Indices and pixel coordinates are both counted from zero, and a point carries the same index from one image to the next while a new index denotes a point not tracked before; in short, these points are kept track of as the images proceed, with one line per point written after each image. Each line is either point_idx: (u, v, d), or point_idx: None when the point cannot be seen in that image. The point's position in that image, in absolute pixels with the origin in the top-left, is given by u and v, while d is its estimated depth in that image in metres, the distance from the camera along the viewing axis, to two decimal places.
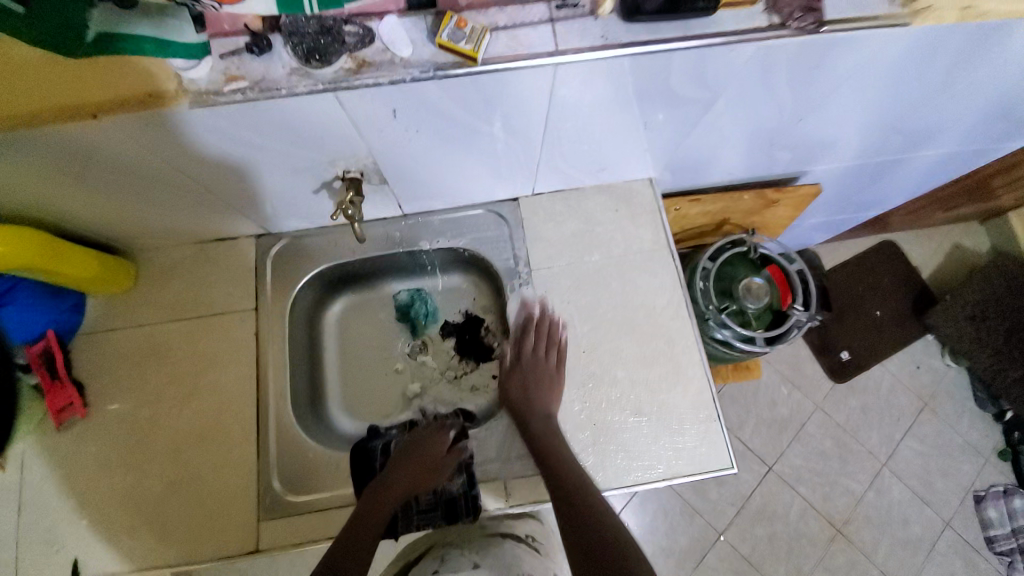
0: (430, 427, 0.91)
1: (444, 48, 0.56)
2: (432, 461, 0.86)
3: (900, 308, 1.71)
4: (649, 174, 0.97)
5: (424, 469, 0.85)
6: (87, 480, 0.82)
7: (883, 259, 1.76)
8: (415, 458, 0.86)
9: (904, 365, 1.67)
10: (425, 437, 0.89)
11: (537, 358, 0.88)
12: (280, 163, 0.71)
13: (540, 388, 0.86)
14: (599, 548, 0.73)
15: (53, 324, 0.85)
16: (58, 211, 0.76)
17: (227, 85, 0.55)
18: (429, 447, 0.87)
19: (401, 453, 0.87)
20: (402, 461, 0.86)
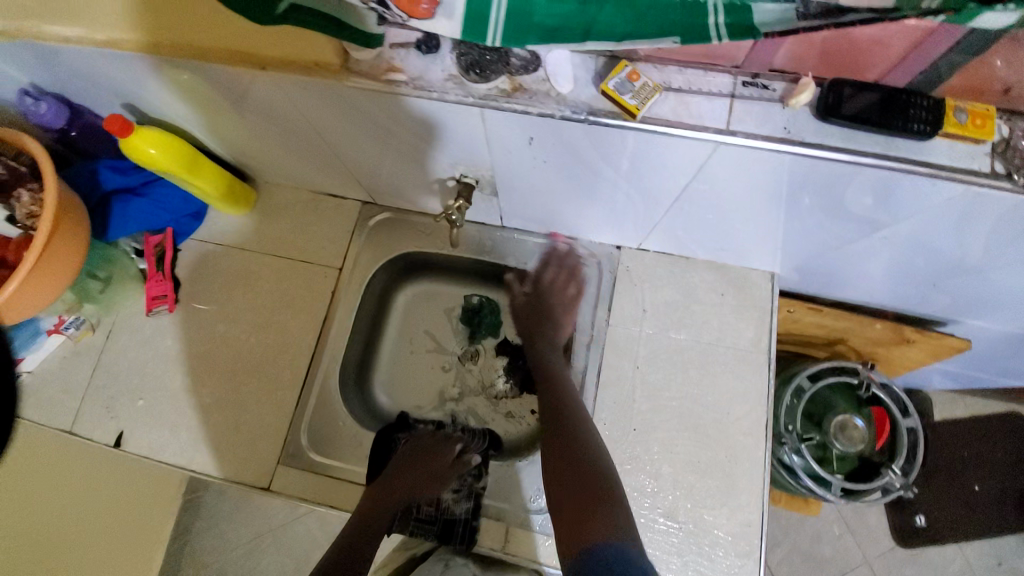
0: (438, 433, 0.92)
1: (607, 96, 0.52)
2: (434, 469, 0.86)
3: (1010, 491, 1.38)
4: (774, 268, 0.87)
5: (427, 477, 0.85)
6: (155, 366, 0.91)
7: (1009, 431, 1.41)
8: (420, 467, 0.86)
9: (987, 556, 1.35)
10: (431, 445, 0.90)
11: (551, 290, 0.90)
12: (408, 150, 0.71)
13: (558, 315, 0.88)
14: (585, 466, 0.72)
15: (175, 224, 0.93)
16: (209, 130, 0.83)
17: (386, 74, 0.55)
18: (434, 461, 0.87)
19: (405, 456, 0.87)
20: (407, 467, 0.85)
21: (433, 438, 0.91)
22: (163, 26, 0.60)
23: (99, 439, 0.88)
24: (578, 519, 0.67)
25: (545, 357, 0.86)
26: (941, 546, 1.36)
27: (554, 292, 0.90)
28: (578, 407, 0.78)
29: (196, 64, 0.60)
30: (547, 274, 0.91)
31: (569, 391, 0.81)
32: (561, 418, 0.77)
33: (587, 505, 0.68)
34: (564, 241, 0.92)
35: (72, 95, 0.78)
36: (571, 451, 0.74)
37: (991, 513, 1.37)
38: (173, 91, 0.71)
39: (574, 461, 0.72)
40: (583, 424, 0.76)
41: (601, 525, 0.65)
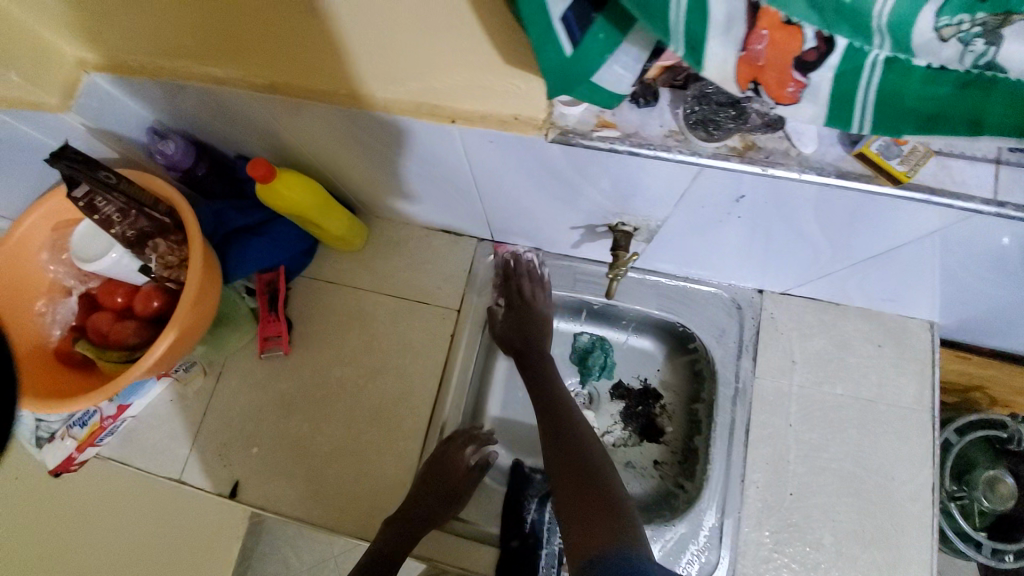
0: (470, 442, 0.83)
1: (865, 159, 0.46)
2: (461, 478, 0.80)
3: None
4: (935, 318, 0.80)
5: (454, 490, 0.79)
6: (267, 411, 0.87)
7: None
8: (446, 482, 0.79)
9: None
10: (459, 462, 0.80)
11: (525, 304, 0.87)
12: (568, 199, 0.67)
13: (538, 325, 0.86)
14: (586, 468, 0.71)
15: (287, 262, 0.88)
16: (336, 168, 0.78)
17: (597, 130, 0.51)
18: (459, 469, 0.80)
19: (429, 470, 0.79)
20: (429, 478, 0.78)
21: (454, 447, 0.82)
22: (327, 71, 0.55)
23: (211, 489, 0.84)
24: (585, 526, 0.65)
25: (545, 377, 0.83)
26: None
27: (523, 304, 0.88)
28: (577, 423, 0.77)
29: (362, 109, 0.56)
30: (506, 295, 0.88)
31: (568, 410, 0.79)
32: (559, 430, 0.76)
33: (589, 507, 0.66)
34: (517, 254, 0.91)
35: (200, 131, 0.74)
36: (569, 453, 0.73)
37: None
38: (316, 129, 0.65)
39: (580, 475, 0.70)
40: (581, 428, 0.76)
41: (607, 532, 0.63)
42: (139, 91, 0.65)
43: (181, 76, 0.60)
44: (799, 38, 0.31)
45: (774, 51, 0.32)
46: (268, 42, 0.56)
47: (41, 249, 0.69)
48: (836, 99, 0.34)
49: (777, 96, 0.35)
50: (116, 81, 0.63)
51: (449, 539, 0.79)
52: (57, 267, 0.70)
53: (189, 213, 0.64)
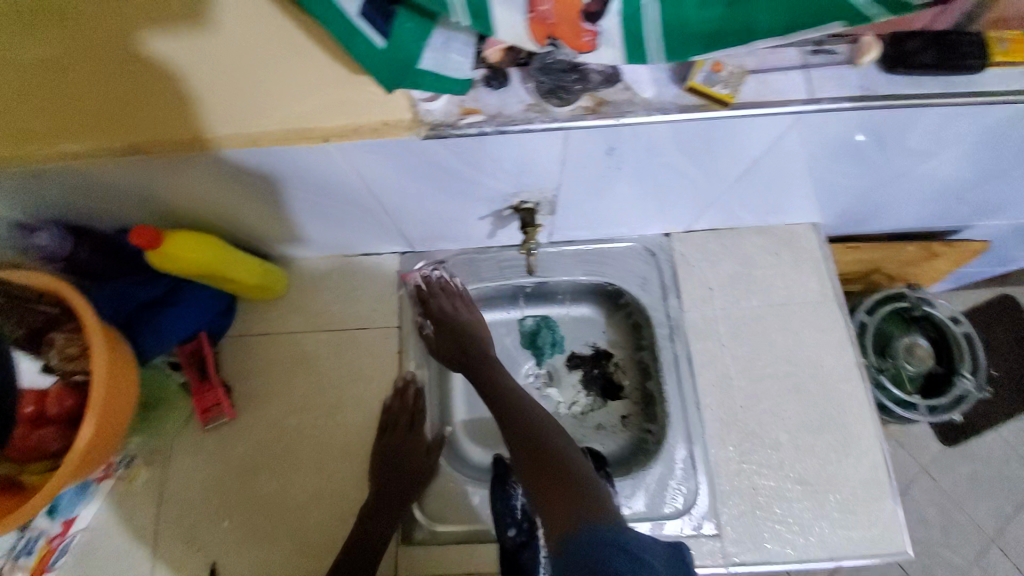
0: (411, 413, 0.84)
1: (694, 91, 0.53)
2: (416, 467, 0.82)
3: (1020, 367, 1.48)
4: (815, 218, 0.90)
5: (408, 486, 0.80)
6: (230, 481, 0.83)
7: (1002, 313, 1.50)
8: (399, 469, 0.80)
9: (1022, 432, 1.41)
10: (408, 439, 0.82)
11: (461, 309, 0.89)
12: (465, 192, 0.70)
13: (474, 332, 0.87)
14: (547, 451, 0.74)
15: (208, 326, 0.85)
16: (234, 218, 0.77)
17: (463, 118, 0.54)
18: (411, 458, 0.82)
19: (380, 463, 0.80)
20: (383, 476, 0.79)
21: (399, 427, 0.83)
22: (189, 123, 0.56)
23: None
24: (549, 501, 0.68)
25: (490, 372, 0.86)
26: (982, 436, 1.41)
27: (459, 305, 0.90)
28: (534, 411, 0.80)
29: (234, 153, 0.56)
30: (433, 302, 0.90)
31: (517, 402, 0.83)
32: (511, 416, 0.80)
33: (550, 481, 0.71)
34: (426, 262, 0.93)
35: (77, 213, 0.70)
36: (529, 441, 0.76)
37: (1016, 389, 1.45)
38: (196, 180, 0.64)
39: (537, 451, 0.74)
40: (537, 416, 0.79)
41: (571, 507, 0.66)
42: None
43: (36, 161, 0.56)
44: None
45: (559, 8, 0.38)
46: (114, 107, 0.56)
47: None
48: (631, 38, 0.40)
49: (579, 47, 0.41)
50: None
51: (420, 551, 0.79)
52: None
53: (76, 296, 0.61)
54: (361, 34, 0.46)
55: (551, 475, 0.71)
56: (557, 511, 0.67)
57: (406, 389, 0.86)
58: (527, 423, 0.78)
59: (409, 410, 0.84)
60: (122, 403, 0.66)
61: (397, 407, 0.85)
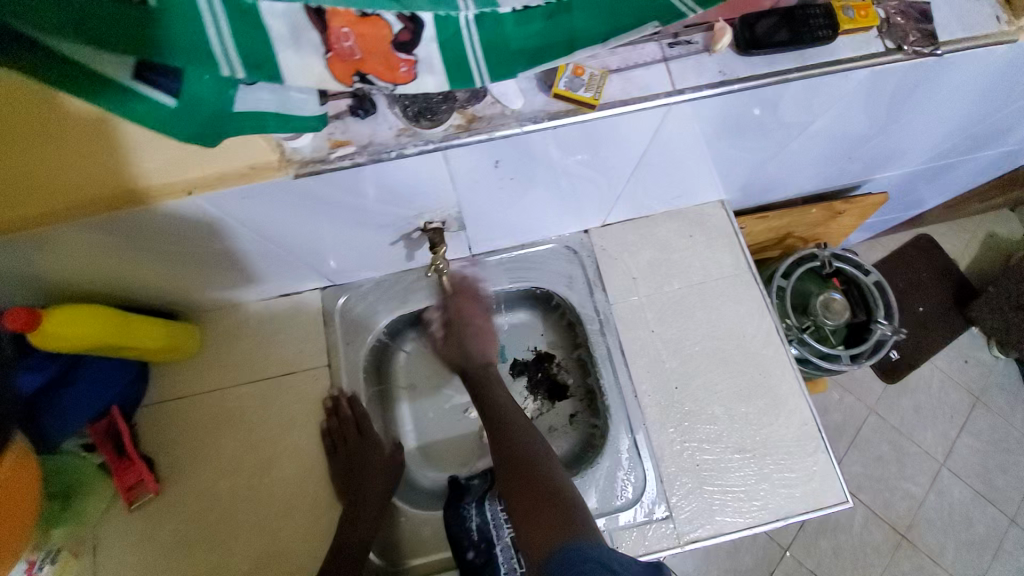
0: (353, 428, 0.83)
1: (561, 98, 0.54)
2: (381, 466, 0.84)
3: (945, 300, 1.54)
4: (721, 195, 0.93)
5: (378, 496, 0.80)
6: (168, 561, 0.78)
7: (920, 252, 1.58)
8: (361, 474, 0.81)
9: (950, 359, 1.51)
10: (359, 448, 0.82)
11: (488, 314, 0.86)
12: (366, 221, 0.68)
13: (487, 340, 0.84)
14: (530, 467, 0.72)
15: (118, 398, 0.80)
16: (124, 282, 0.72)
17: (333, 152, 0.52)
18: (374, 458, 0.83)
19: (341, 475, 0.81)
20: (348, 484, 0.80)
21: (348, 441, 0.82)
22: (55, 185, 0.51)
23: None
24: (531, 525, 0.67)
25: (485, 387, 0.82)
26: (917, 370, 1.50)
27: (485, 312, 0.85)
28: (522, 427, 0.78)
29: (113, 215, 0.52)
30: (460, 301, 0.85)
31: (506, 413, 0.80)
32: (497, 431, 0.77)
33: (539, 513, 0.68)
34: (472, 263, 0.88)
35: None
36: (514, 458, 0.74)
37: (942, 321, 1.53)
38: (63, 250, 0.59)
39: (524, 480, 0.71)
40: (527, 431, 0.77)
41: (553, 525, 0.66)
42: None
43: None
44: (378, 24, 0.35)
45: (364, 43, 0.36)
46: None
47: None
48: (454, 64, 0.38)
49: (400, 79, 0.38)
50: None
51: None
52: None
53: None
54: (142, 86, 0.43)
55: (533, 492, 0.70)
56: (536, 529, 0.66)
57: (336, 407, 0.84)
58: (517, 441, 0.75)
59: (353, 424, 0.83)
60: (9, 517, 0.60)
61: (344, 424, 0.83)
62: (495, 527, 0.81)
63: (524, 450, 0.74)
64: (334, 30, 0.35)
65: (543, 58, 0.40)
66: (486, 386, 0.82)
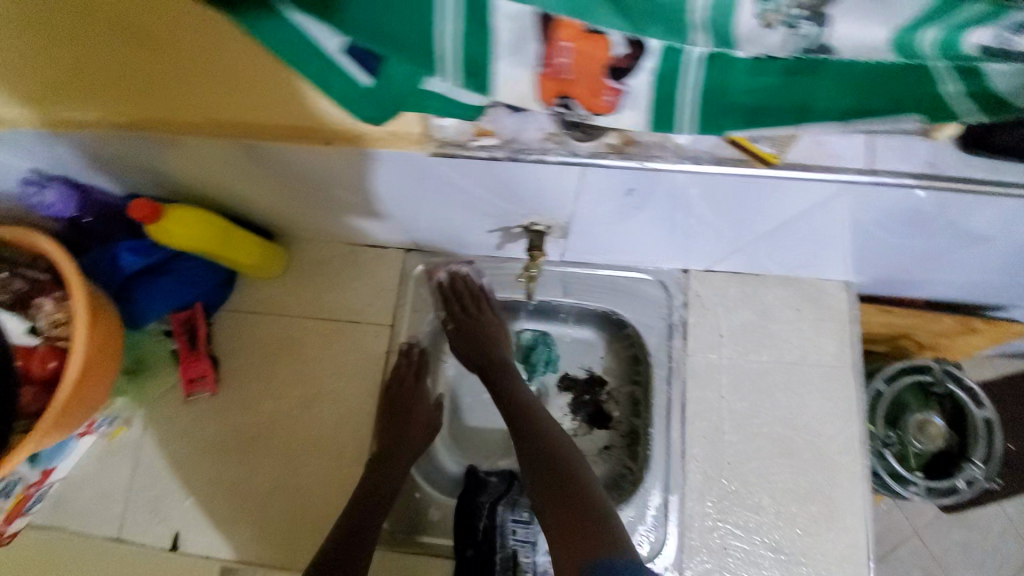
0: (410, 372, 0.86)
1: (737, 145, 0.48)
2: (422, 419, 0.84)
3: None
4: (849, 278, 0.83)
5: (416, 445, 0.82)
6: (202, 457, 0.83)
7: None
8: (404, 419, 0.82)
9: None
10: (412, 391, 0.84)
11: (485, 311, 0.88)
12: (476, 205, 0.66)
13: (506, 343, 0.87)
14: (562, 469, 0.73)
15: (203, 297, 0.84)
16: (234, 197, 0.74)
17: (476, 139, 0.49)
18: (420, 410, 0.84)
19: (384, 416, 0.82)
20: (392, 419, 0.82)
21: (404, 384, 0.85)
22: (198, 105, 0.52)
23: (152, 544, 0.80)
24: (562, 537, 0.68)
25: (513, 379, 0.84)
26: None
27: (479, 314, 0.87)
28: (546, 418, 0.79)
29: (244, 141, 0.54)
30: (456, 299, 0.88)
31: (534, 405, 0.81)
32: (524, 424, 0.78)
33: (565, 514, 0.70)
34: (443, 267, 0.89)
35: (78, 175, 0.69)
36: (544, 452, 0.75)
37: None
38: (192, 156, 0.60)
39: (559, 483, 0.72)
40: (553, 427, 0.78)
41: (589, 537, 0.66)
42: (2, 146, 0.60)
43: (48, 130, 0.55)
44: (596, 52, 0.37)
45: (573, 62, 0.38)
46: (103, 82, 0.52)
47: None
48: (658, 100, 0.39)
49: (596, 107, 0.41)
50: None
51: (402, 558, 0.80)
52: None
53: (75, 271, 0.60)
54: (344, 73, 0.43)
55: (567, 500, 0.70)
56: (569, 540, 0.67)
57: (408, 351, 0.87)
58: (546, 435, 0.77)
59: (412, 368, 0.86)
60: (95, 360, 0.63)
61: (410, 366, 0.86)
62: (501, 535, 0.81)
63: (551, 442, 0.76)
64: (556, 44, 0.37)
65: (764, 118, 0.39)
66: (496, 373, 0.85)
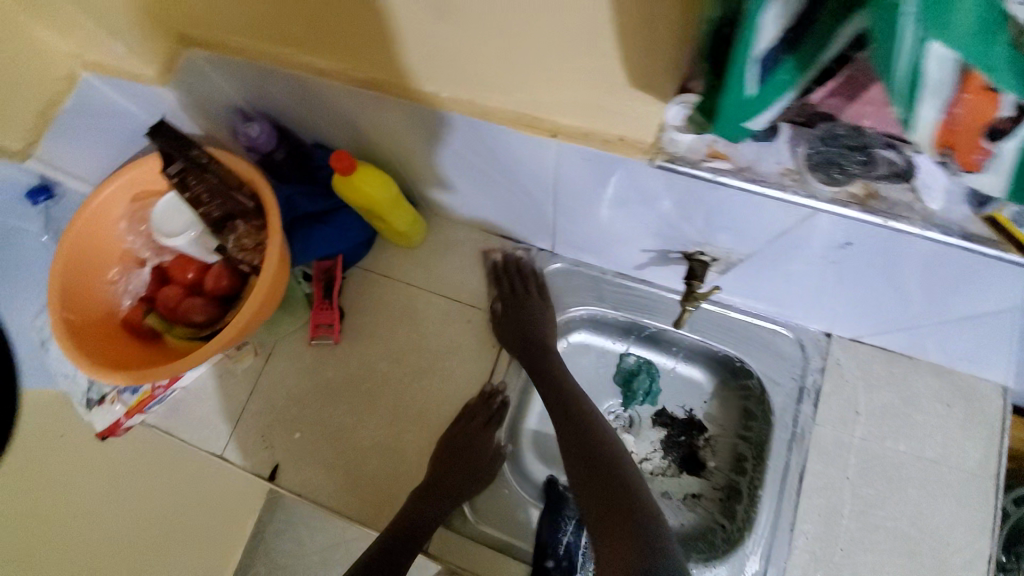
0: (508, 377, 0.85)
1: (995, 224, 0.45)
2: (480, 462, 0.82)
3: None
4: (1009, 384, 0.78)
5: (466, 487, 0.80)
6: (312, 399, 0.88)
7: None
8: (461, 458, 0.81)
9: None
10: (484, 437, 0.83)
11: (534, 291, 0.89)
12: (652, 224, 0.66)
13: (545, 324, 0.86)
14: (607, 472, 0.73)
15: (347, 251, 0.90)
16: (409, 166, 0.78)
17: (707, 160, 0.49)
18: (480, 451, 0.82)
19: (446, 447, 0.81)
20: (451, 458, 0.81)
21: (474, 421, 0.84)
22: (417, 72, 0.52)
23: (253, 469, 0.85)
24: (607, 535, 0.68)
25: (559, 380, 0.82)
26: None
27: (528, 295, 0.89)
28: (594, 417, 0.79)
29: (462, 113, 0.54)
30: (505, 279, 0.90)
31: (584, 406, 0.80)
32: (571, 421, 0.78)
33: (610, 514, 0.70)
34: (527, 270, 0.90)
35: (282, 117, 0.74)
36: (589, 450, 0.75)
37: None
38: (396, 118, 0.62)
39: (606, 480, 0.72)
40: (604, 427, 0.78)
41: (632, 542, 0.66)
42: (226, 70, 0.64)
43: (283, 64, 0.59)
44: (997, 106, 0.30)
45: (969, 115, 0.31)
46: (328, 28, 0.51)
47: (121, 220, 0.70)
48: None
49: (962, 162, 0.36)
50: (206, 61, 0.63)
51: (475, 546, 0.80)
52: (134, 237, 0.71)
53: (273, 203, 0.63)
54: (748, 79, 0.33)
55: (614, 502, 0.70)
56: (610, 535, 0.67)
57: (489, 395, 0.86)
58: (593, 436, 0.77)
59: (486, 414, 0.84)
60: (274, 291, 0.67)
61: (475, 409, 0.85)
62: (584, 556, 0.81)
63: (597, 443, 0.76)
64: (957, 98, 0.29)
65: None
66: (544, 365, 0.83)
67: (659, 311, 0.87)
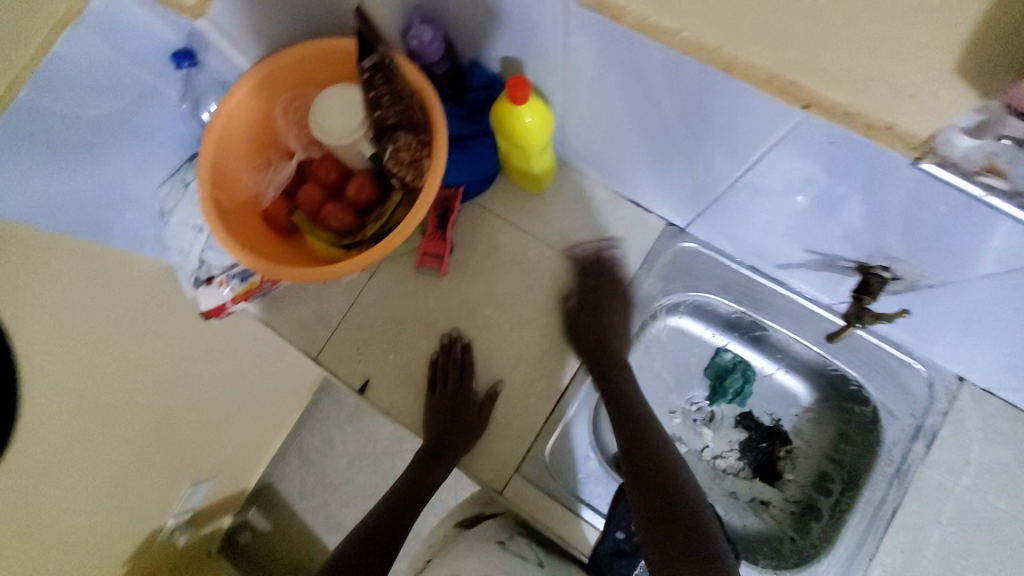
0: (604, 345, 0.84)
1: None
2: (472, 419, 0.83)
3: None
4: None
5: (470, 441, 0.82)
6: (410, 325, 0.88)
7: None
8: (454, 420, 0.83)
9: None
10: (456, 398, 0.83)
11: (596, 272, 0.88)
12: (839, 223, 0.61)
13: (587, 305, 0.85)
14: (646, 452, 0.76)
15: (472, 184, 0.87)
16: (572, 110, 0.73)
17: (980, 173, 0.43)
18: (468, 410, 0.83)
19: (437, 410, 0.83)
20: (446, 416, 0.83)
21: (450, 379, 0.84)
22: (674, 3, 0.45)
23: (344, 379, 0.87)
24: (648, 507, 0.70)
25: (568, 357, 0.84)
26: None
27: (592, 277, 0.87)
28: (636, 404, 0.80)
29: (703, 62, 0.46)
30: (562, 268, 0.88)
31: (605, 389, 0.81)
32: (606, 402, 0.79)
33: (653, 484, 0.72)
34: (608, 248, 0.88)
35: (455, 27, 0.68)
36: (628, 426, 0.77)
37: None
38: (602, 53, 0.57)
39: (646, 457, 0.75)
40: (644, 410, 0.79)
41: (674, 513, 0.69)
42: None
43: None
44: None
45: None
46: None
47: (274, 110, 0.67)
48: None
49: None
50: None
51: (547, 501, 0.80)
52: (284, 127, 0.68)
53: (444, 118, 0.60)
54: None
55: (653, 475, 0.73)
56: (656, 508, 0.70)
57: (450, 346, 0.86)
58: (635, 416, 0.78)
59: (456, 365, 0.85)
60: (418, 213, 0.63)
61: (447, 368, 0.85)
62: None
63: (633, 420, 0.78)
64: None
65: None
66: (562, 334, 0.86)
67: (784, 314, 0.84)
